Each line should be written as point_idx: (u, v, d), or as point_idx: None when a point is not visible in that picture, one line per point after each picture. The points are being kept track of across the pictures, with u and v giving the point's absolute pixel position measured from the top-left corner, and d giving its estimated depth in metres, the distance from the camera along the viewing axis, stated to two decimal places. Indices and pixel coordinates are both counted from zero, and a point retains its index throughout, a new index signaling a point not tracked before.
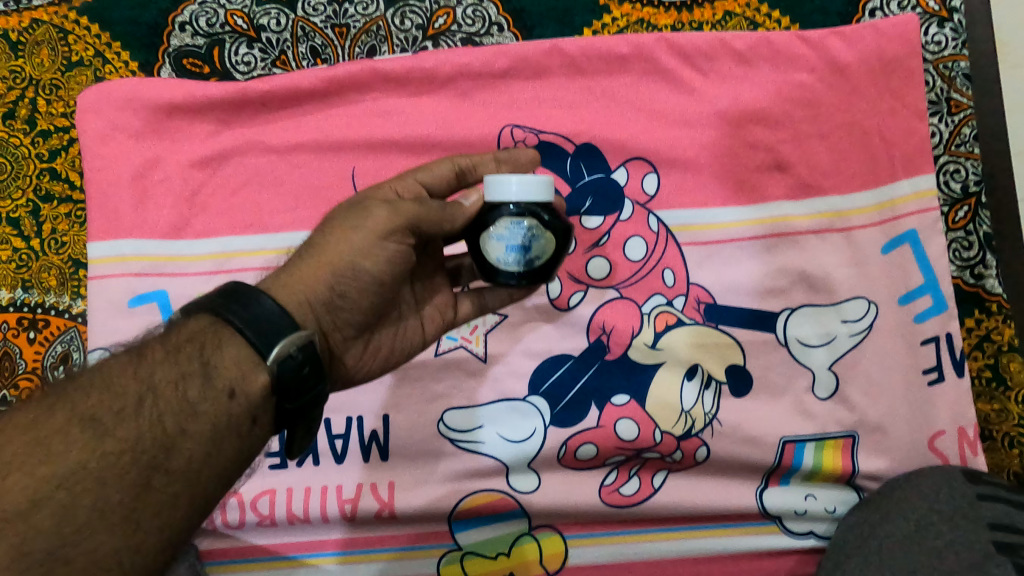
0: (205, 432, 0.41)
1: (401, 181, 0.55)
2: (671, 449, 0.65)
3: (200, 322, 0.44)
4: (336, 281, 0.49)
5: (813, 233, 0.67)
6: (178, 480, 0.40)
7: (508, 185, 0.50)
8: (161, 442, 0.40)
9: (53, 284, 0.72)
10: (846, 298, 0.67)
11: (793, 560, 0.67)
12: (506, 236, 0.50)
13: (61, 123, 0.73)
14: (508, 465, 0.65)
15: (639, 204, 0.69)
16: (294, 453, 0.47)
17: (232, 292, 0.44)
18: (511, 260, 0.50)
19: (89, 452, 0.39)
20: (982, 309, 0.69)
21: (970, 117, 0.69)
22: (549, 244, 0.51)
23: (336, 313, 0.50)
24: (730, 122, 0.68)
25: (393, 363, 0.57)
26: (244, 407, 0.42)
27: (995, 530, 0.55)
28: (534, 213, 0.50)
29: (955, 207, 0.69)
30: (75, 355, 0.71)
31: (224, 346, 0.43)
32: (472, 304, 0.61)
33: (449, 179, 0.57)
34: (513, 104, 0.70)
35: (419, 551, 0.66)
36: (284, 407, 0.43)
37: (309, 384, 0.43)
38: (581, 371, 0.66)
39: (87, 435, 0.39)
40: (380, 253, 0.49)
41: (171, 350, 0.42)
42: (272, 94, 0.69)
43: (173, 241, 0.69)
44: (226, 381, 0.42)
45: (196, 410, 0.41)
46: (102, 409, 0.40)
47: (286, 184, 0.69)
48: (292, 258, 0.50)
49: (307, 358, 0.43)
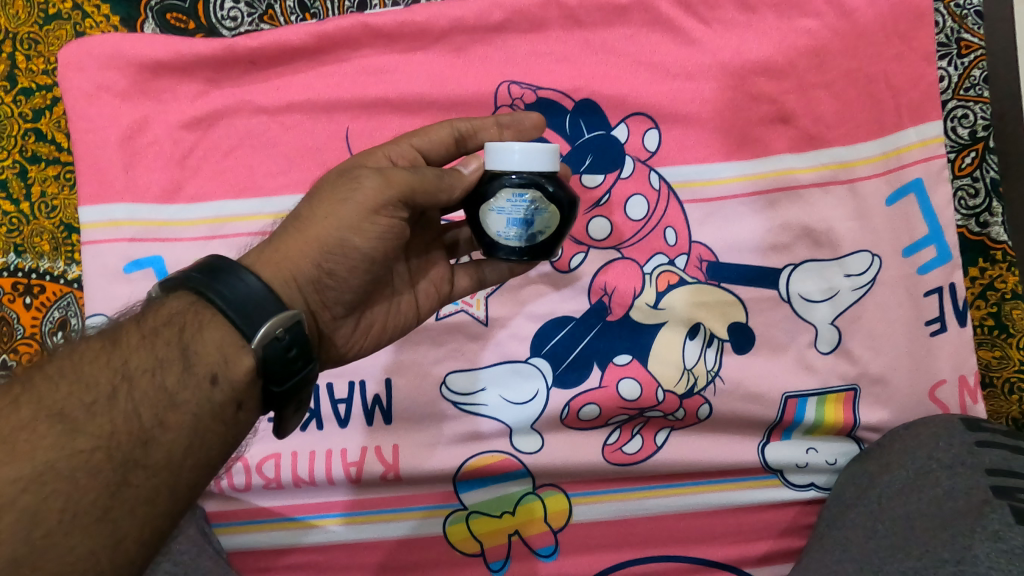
0: (185, 422, 0.40)
1: (397, 146, 0.53)
2: (674, 408, 0.65)
3: (179, 302, 0.42)
4: (324, 258, 0.47)
5: (817, 186, 0.66)
6: (157, 473, 0.39)
7: (511, 154, 0.48)
8: (138, 436, 0.39)
9: (46, 249, 0.71)
10: (849, 252, 0.66)
11: (794, 511, 0.67)
12: (508, 208, 0.49)
13: (42, 80, 0.70)
14: (512, 427, 0.66)
15: (640, 161, 0.67)
16: (285, 430, 0.47)
17: (213, 267, 0.42)
18: (512, 233, 0.49)
19: (58, 449, 0.37)
20: (986, 257, 0.67)
21: (981, 58, 0.67)
22: (551, 218, 0.49)
23: (323, 292, 0.49)
24: (732, 74, 0.66)
25: (387, 339, 0.57)
26: (227, 393, 0.41)
27: (993, 475, 0.54)
28: (537, 184, 0.48)
29: (962, 153, 0.67)
30: (73, 321, 0.70)
31: (205, 329, 0.41)
32: (470, 278, 0.60)
33: (448, 144, 0.55)
34: (510, 60, 0.68)
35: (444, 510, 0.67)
36: (271, 391, 0.43)
37: (296, 366, 0.43)
38: (582, 332, 0.66)
39: (56, 431, 0.38)
40: (371, 229, 0.47)
41: (147, 335, 0.41)
42: (260, 52, 0.67)
43: (166, 205, 0.67)
44: (207, 366, 0.41)
45: (174, 400, 0.40)
46: (72, 403, 0.39)
47: (278, 145, 0.68)
48: (278, 231, 0.48)
49: (293, 340, 0.42)
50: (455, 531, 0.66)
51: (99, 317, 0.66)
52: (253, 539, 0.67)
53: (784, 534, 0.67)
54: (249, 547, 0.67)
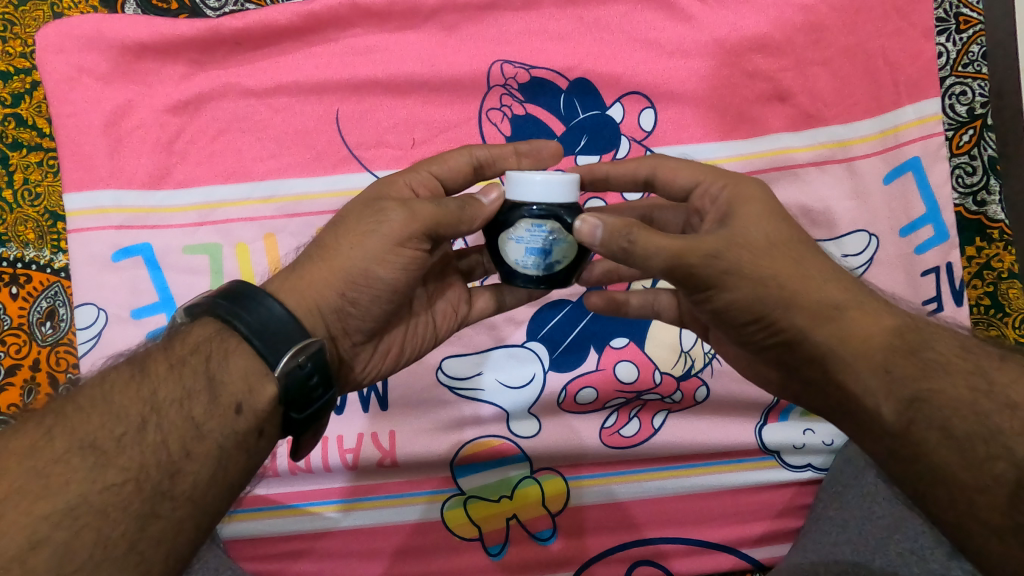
0: (212, 453, 0.38)
1: (415, 174, 0.51)
2: (671, 390, 0.66)
3: (205, 330, 0.41)
4: (348, 288, 0.46)
5: (813, 165, 0.66)
6: (183, 504, 0.37)
7: (531, 183, 0.46)
8: (166, 467, 0.37)
9: (31, 238, 0.67)
10: (847, 231, 0.65)
11: (792, 491, 0.67)
12: (526, 238, 0.47)
13: (20, 64, 0.67)
14: (508, 411, 0.66)
15: (635, 140, 0.67)
16: (300, 453, 0.45)
17: (235, 293, 0.41)
18: (530, 262, 0.48)
19: (90, 483, 0.35)
20: (982, 236, 0.66)
21: (979, 33, 0.66)
22: (570, 248, 0.47)
23: (346, 320, 0.48)
24: (729, 51, 0.66)
25: (402, 363, 0.55)
26: (251, 422, 0.40)
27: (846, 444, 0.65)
28: (556, 215, 0.46)
29: (961, 131, 0.66)
30: (62, 310, 0.66)
31: (230, 357, 0.40)
32: (490, 300, 0.59)
33: (465, 171, 0.54)
34: (502, 39, 0.67)
35: (443, 495, 0.66)
36: (290, 417, 0.41)
37: (315, 394, 0.41)
38: (579, 316, 0.67)
39: (88, 465, 0.35)
40: (394, 260, 0.46)
41: (175, 364, 0.40)
42: (246, 32, 0.66)
43: (153, 190, 0.66)
44: (233, 396, 0.39)
45: (200, 430, 0.38)
46: (102, 435, 0.37)
47: (266, 129, 0.66)
48: (301, 258, 0.47)
49: (315, 367, 0.41)
50: (454, 516, 0.66)
51: (88, 307, 0.65)
52: (252, 526, 0.66)
53: (782, 515, 0.67)
54: (248, 535, 0.66)
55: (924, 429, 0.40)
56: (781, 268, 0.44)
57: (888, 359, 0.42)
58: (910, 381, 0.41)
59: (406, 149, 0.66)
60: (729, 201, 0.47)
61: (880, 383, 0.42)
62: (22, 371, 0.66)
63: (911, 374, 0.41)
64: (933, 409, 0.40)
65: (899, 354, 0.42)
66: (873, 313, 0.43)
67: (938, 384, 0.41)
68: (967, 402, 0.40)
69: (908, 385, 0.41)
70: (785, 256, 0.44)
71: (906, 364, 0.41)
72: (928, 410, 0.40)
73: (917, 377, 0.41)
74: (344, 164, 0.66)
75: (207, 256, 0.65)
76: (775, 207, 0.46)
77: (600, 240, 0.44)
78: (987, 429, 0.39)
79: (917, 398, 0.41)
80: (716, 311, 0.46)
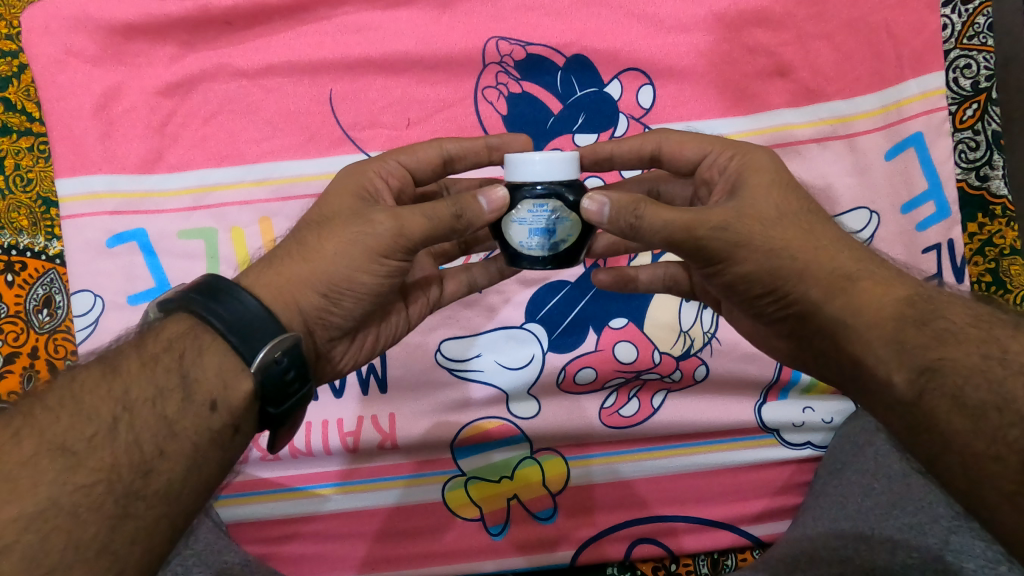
0: (185, 451, 0.38)
1: (384, 163, 0.52)
2: (671, 369, 0.66)
3: (178, 327, 0.41)
4: (329, 290, 0.45)
5: (815, 142, 0.65)
6: (158, 503, 0.36)
7: (531, 165, 0.46)
8: (138, 467, 0.36)
9: (24, 224, 0.66)
10: (848, 208, 0.64)
11: (791, 469, 0.67)
12: (529, 219, 0.46)
13: (7, 47, 0.66)
14: (508, 393, 0.66)
15: (634, 118, 0.66)
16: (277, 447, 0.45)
17: (212, 287, 0.41)
18: (535, 243, 0.47)
19: (59, 485, 0.34)
20: (985, 212, 0.65)
21: (985, 5, 0.64)
22: (573, 227, 0.47)
23: (328, 317, 0.47)
24: (728, 26, 0.65)
25: (377, 351, 0.56)
26: (226, 419, 0.40)
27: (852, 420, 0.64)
28: (558, 193, 0.46)
29: (965, 105, 0.65)
30: (59, 298, 0.66)
31: (205, 355, 0.40)
32: (460, 284, 0.59)
33: (434, 164, 0.54)
34: (498, 15, 0.66)
35: (422, 478, 0.66)
36: (267, 412, 0.42)
37: (291, 388, 0.42)
38: (578, 297, 0.66)
39: (58, 466, 0.35)
40: (379, 270, 0.45)
41: (148, 362, 0.39)
42: (236, 11, 0.65)
43: (147, 174, 0.65)
44: (206, 394, 0.39)
45: (174, 429, 0.38)
46: (73, 437, 0.36)
47: (259, 110, 0.65)
48: (280, 251, 0.46)
49: (292, 362, 0.41)
50: (455, 497, 0.66)
51: (85, 294, 0.64)
52: (252, 510, 0.66)
53: (781, 492, 0.67)
54: (249, 518, 0.66)
55: (934, 398, 0.39)
56: (779, 238, 0.44)
57: (898, 329, 0.41)
58: (922, 352, 0.40)
59: (401, 129, 0.66)
60: (738, 169, 0.48)
61: (891, 354, 0.41)
62: (20, 359, 0.66)
63: (920, 345, 0.40)
64: (945, 384, 0.39)
65: (910, 324, 0.41)
66: (879, 284, 0.43)
67: (949, 352, 0.39)
68: (978, 368, 0.38)
69: (920, 355, 0.40)
70: (787, 226, 0.44)
71: (918, 335, 0.40)
72: (939, 380, 0.39)
73: (928, 347, 0.40)
74: (339, 146, 0.65)
75: (202, 241, 0.65)
76: (785, 176, 0.47)
77: (608, 219, 0.45)
78: (1002, 397, 0.37)
79: (928, 366, 0.39)
80: (727, 285, 0.46)
